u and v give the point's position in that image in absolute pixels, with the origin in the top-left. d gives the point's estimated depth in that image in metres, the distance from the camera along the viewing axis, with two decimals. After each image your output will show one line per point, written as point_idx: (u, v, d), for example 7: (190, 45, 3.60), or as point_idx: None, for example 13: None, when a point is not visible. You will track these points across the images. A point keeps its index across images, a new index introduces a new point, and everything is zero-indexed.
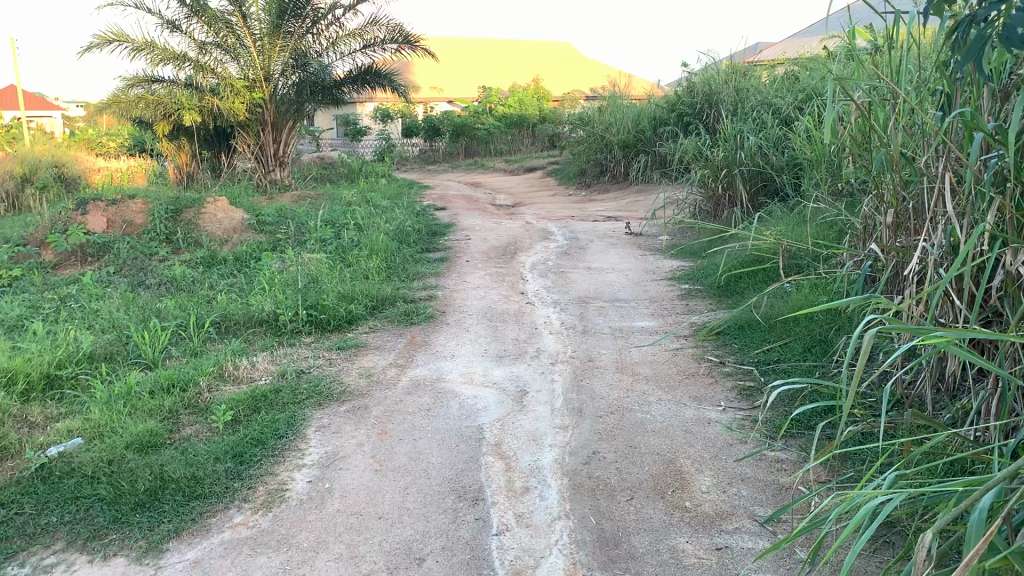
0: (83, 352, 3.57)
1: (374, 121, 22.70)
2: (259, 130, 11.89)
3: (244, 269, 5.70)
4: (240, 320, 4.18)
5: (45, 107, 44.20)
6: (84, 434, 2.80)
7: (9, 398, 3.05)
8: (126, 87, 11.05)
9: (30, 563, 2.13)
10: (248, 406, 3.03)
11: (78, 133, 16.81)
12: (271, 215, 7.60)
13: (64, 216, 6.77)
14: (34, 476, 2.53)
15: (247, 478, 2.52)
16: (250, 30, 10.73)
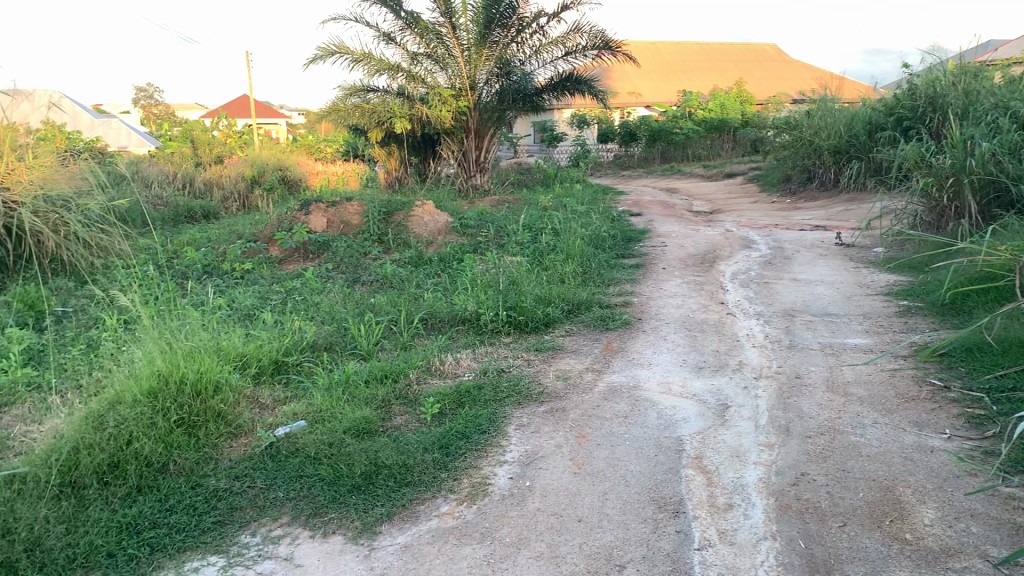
0: (307, 341, 3.86)
1: (571, 127, 22.95)
2: (463, 137, 12.36)
3: (448, 269, 5.94)
4: (444, 318, 4.37)
5: (271, 114, 48.24)
6: (307, 418, 3.03)
7: (244, 378, 3.36)
8: (344, 96, 11.89)
9: (260, 533, 2.33)
10: (453, 400, 3.16)
11: (301, 139, 18.24)
12: (474, 218, 7.88)
13: (290, 215, 7.36)
14: (265, 453, 2.77)
15: (453, 470, 2.62)
16: (459, 41, 11.19)
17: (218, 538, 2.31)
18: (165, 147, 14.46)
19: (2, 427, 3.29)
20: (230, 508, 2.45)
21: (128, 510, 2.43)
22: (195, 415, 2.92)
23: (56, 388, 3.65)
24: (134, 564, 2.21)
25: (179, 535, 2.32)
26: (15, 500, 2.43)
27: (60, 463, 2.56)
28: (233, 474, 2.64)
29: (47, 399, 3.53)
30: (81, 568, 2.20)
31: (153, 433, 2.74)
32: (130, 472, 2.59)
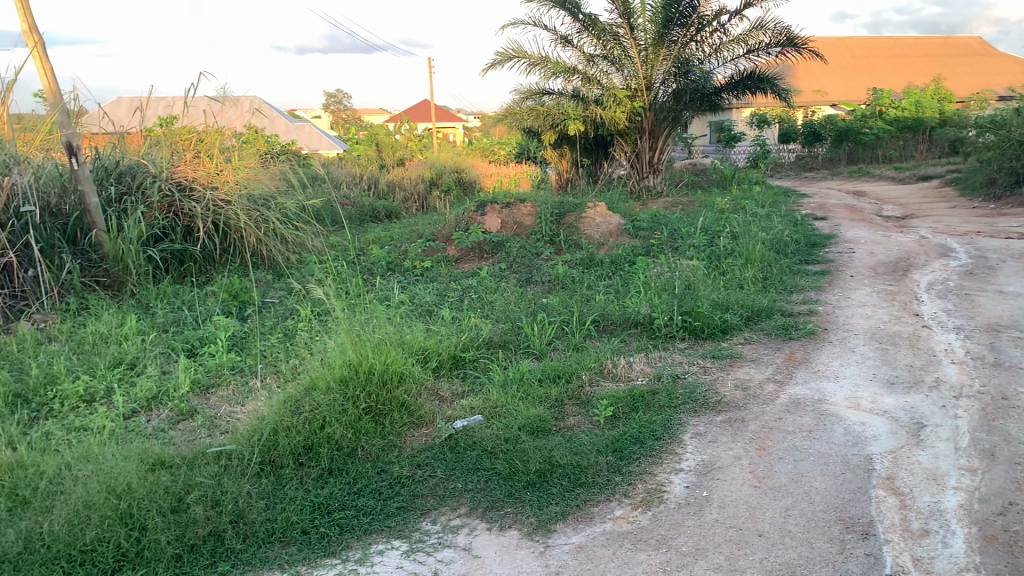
0: (483, 338, 3.96)
1: (750, 127, 22.23)
2: (637, 138, 12.28)
3: (620, 271, 5.91)
4: (616, 321, 4.36)
5: (451, 118, 49.82)
6: (483, 412, 3.11)
7: (425, 371, 3.50)
8: (520, 99, 12.13)
9: (439, 522, 2.42)
10: (627, 404, 3.14)
11: (477, 142, 18.74)
12: (648, 220, 7.80)
13: (467, 216, 7.60)
14: (445, 444, 2.87)
15: (628, 474, 2.61)
16: (636, 41, 11.14)
17: (401, 523, 2.42)
18: (353, 150, 15.29)
19: (210, 406, 3.60)
20: (412, 495, 2.56)
21: (320, 490, 2.59)
22: (381, 404, 3.07)
23: (256, 373, 3.95)
24: (325, 541, 2.35)
25: (366, 517, 2.45)
26: (223, 474, 2.66)
27: (262, 443, 2.78)
28: (415, 463, 2.75)
29: (248, 382, 3.84)
30: (278, 542, 2.38)
31: (343, 419, 2.91)
32: (322, 455, 2.77)
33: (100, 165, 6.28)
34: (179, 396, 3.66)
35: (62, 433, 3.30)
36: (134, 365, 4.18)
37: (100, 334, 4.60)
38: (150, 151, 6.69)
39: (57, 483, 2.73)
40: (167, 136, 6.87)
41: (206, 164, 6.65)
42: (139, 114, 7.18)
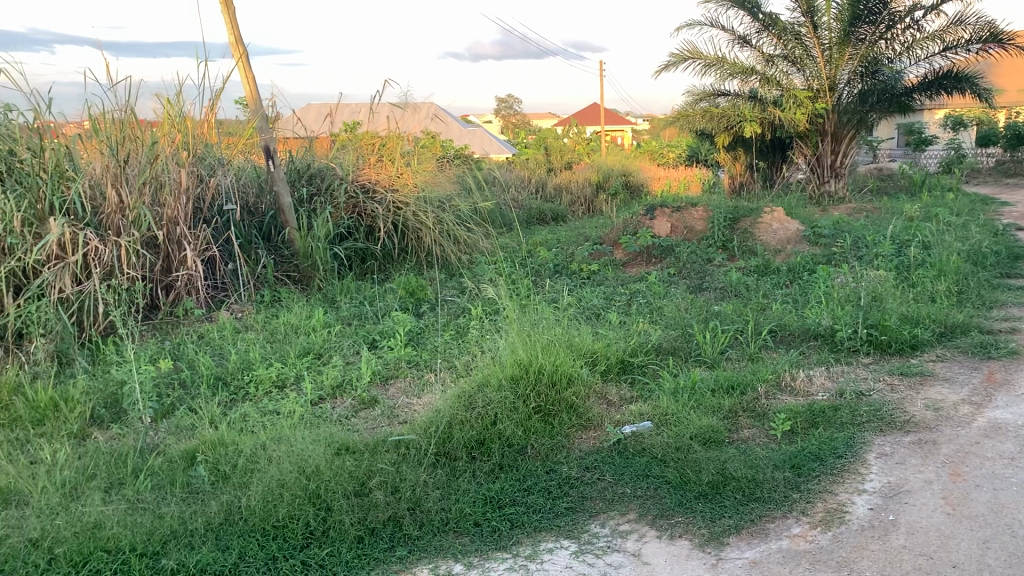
0: (653, 343, 3.92)
1: (943, 129, 20.73)
2: (818, 141, 11.79)
3: (798, 280, 5.68)
4: (794, 331, 4.19)
5: (621, 122, 49.59)
6: (653, 419, 3.09)
7: (594, 373, 3.51)
8: (693, 101, 11.94)
9: (608, 525, 2.42)
10: (806, 419, 3.02)
11: (647, 145, 18.57)
12: (829, 227, 7.45)
13: (636, 220, 7.58)
14: (613, 448, 2.87)
15: (806, 491, 2.51)
16: (820, 41, 10.66)
17: (570, 524, 2.44)
18: (523, 154, 15.57)
19: (388, 397, 3.78)
20: (581, 497, 2.58)
21: (491, 485, 2.67)
22: (551, 404, 3.11)
23: (431, 367, 4.10)
24: (496, 535, 2.41)
25: (536, 514, 2.49)
26: (401, 462, 2.79)
27: (438, 435, 2.91)
28: (584, 464, 2.77)
29: (424, 376, 4.00)
30: (452, 531, 2.46)
31: (514, 417, 2.98)
32: (494, 450, 2.86)
33: (293, 168, 6.76)
34: (361, 386, 3.86)
35: (257, 415, 3.58)
36: (319, 355, 4.45)
37: (290, 324, 4.93)
38: (336, 155, 7.08)
39: (254, 461, 2.97)
40: (352, 140, 7.26)
41: (388, 167, 6.96)
42: (329, 120, 7.63)
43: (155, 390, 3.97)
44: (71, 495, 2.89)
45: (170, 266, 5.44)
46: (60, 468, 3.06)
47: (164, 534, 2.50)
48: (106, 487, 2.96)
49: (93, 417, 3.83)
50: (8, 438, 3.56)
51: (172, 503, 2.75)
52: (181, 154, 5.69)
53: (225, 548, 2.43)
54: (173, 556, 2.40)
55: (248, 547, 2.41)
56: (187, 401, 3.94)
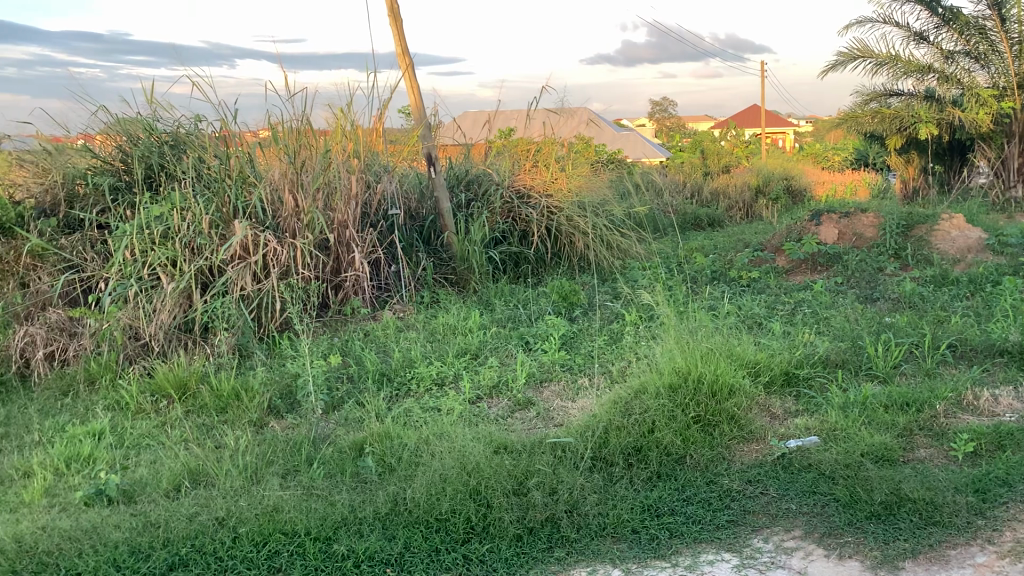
0: (819, 355, 3.76)
1: None
2: (1004, 142, 11.02)
3: (980, 292, 5.31)
4: (976, 347, 3.92)
5: (781, 123, 47.84)
6: (820, 434, 2.97)
7: (757, 385, 3.41)
8: (863, 102, 11.39)
9: (772, 541, 2.35)
10: (991, 440, 2.81)
11: (809, 149, 17.89)
12: (1015, 235, 6.91)
13: (800, 225, 7.31)
14: (777, 463, 2.78)
15: (992, 518, 2.34)
16: (1009, 35, 10.13)
17: (730, 537, 2.39)
18: (678, 158, 15.36)
19: (544, 399, 3.82)
20: (743, 510, 2.52)
21: (649, 493, 2.65)
22: (711, 414, 3.04)
23: (587, 371, 4.11)
24: (655, 542, 2.40)
25: (695, 525, 2.46)
26: (559, 464, 2.83)
27: (595, 439, 2.93)
28: (746, 477, 2.70)
29: (578, 380, 4.01)
30: (610, 536, 2.47)
31: (672, 425, 2.96)
32: (652, 458, 2.84)
33: (452, 174, 6.98)
34: (517, 387, 3.92)
35: (419, 411, 3.71)
36: (475, 355, 4.56)
37: (449, 325, 5.08)
38: (494, 161, 7.23)
39: (418, 456, 3.10)
40: (509, 146, 7.39)
41: (543, 172, 7.02)
42: (487, 127, 7.81)
43: (326, 383, 4.21)
44: (252, 478, 3.12)
45: (340, 267, 5.71)
46: (243, 453, 3.30)
47: (336, 521, 2.65)
48: (283, 473, 3.18)
49: (270, 407, 4.10)
50: (196, 425, 3.91)
51: (343, 491, 2.91)
52: (351, 161, 5.99)
53: (391, 538, 2.55)
54: (344, 542, 2.54)
55: (413, 537, 2.52)
56: (355, 395, 4.15)
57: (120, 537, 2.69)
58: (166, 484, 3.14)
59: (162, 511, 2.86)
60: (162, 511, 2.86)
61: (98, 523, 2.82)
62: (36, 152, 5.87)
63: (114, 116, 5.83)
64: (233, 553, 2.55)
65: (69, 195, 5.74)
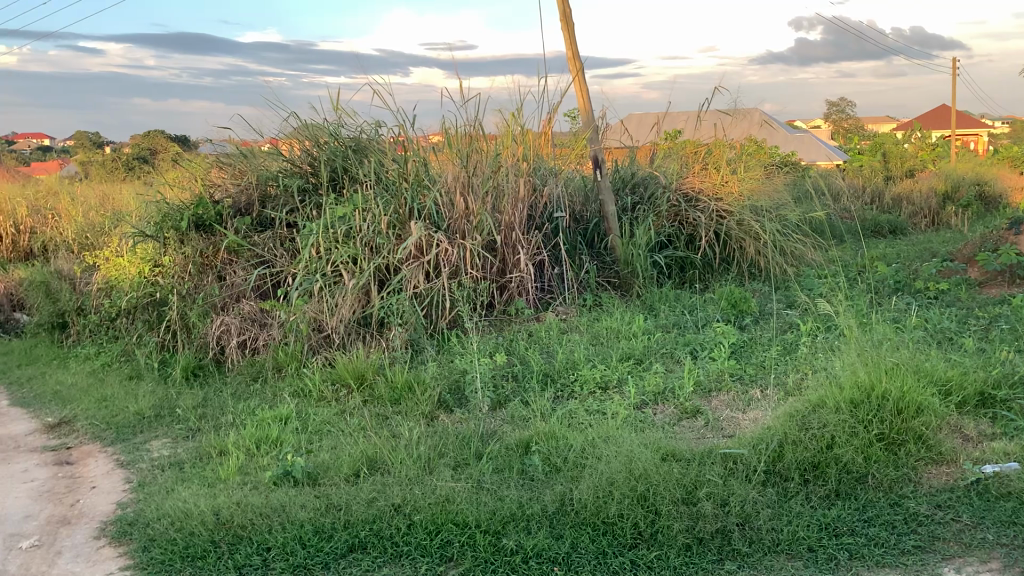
0: (1019, 375, 3.46)
1: None
2: None
3: None
4: None
5: (972, 124, 44.49)
6: (1020, 460, 2.76)
7: (948, 404, 3.18)
8: None
9: (964, 572, 2.24)
10: None
11: (1006, 150, 16.53)
12: None
13: (997, 234, 6.78)
14: (970, 488, 2.63)
15: None
16: None
17: (918, 563, 2.29)
18: (856, 161, 14.59)
19: (712, 409, 3.74)
20: (932, 536, 2.41)
21: (827, 511, 2.58)
22: (896, 432, 2.88)
23: (758, 382, 3.99)
24: (832, 563, 2.33)
25: (878, 548, 2.37)
26: (730, 476, 2.77)
27: (768, 452, 2.86)
28: (936, 501, 2.57)
29: (749, 391, 3.90)
30: (784, 553, 2.41)
31: (853, 443, 2.83)
32: (829, 476, 2.75)
33: (619, 176, 6.96)
34: (684, 394, 3.86)
35: (585, 414, 3.73)
36: (640, 361, 4.52)
37: (613, 329, 5.06)
38: (661, 163, 7.14)
39: (585, 458, 3.12)
40: (677, 148, 7.29)
41: (713, 176, 6.88)
42: (654, 129, 7.71)
43: (493, 381, 4.31)
44: (425, 468, 3.24)
45: (505, 268, 5.77)
46: (417, 443, 3.45)
47: (505, 515, 2.71)
48: (453, 465, 3.28)
49: (440, 402, 4.24)
50: (372, 415, 4.12)
51: (510, 487, 2.97)
52: (520, 164, 6.08)
53: (558, 537, 2.58)
54: (512, 537, 2.59)
55: (580, 539, 2.54)
56: (521, 394, 4.23)
57: (304, 516, 2.87)
58: (346, 469, 3.31)
59: (343, 495, 3.02)
60: (342, 494, 3.03)
61: (285, 502, 3.01)
62: (234, 155, 6.34)
63: (303, 122, 6.20)
64: (408, 540, 2.67)
65: (263, 196, 6.17)
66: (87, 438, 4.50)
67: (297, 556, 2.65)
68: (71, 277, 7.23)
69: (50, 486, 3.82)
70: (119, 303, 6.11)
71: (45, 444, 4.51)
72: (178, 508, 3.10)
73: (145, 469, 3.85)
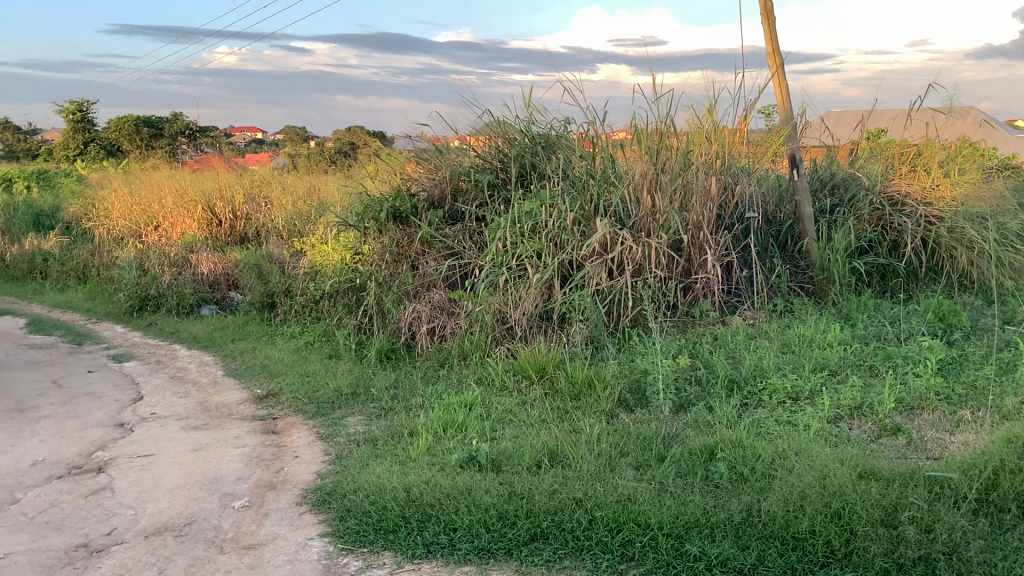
0: None
1: None
2: None
3: None
4: None
5: None
6: None
7: None
8: None
9: None
10: None
11: None
12: None
13: None
14: None
15: None
16: None
17: None
18: None
19: (915, 428, 3.50)
20: None
21: None
22: None
23: (968, 405, 3.69)
24: None
25: None
26: (935, 501, 2.59)
27: (982, 480, 2.65)
28: None
29: (958, 413, 3.61)
30: None
31: None
32: None
33: (817, 178, 6.64)
34: (884, 411, 3.63)
35: (773, 424, 3.60)
36: (834, 372, 4.30)
37: (805, 337, 4.84)
38: (864, 165, 6.75)
39: (774, 469, 3.01)
40: (882, 148, 6.86)
41: (922, 179, 6.42)
42: (857, 127, 7.27)
43: (675, 382, 4.23)
44: (607, 465, 3.24)
45: (691, 268, 5.61)
46: (599, 441, 3.46)
47: (688, 520, 2.67)
48: (635, 465, 3.26)
49: (620, 400, 4.22)
50: (552, 409, 4.18)
51: (694, 493, 2.92)
52: (712, 162, 5.91)
53: (744, 547, 2.52)
54: (696, 544, 2.55)
55: (767, 551, 2.47)
56: (705, 399, 4.14)
57: (489, 501, 2.95)
58: (529, 459, 3.37)
59: (526, 484, 3.07)
60: (525, 483, 3.08)
61: (471, 486, 3.11)
62: (429, 151, 6.58)
63: (495, 120, 6.35)
64: (590, 535, 2.68)
65: (455, 190, 6.39)
66: (291, 411, 4.85)
67: (482, 539, 2.73)
68: (281, 261, 7.80)
69: (259, 453, 4.14)
70: (323, 287, 6.55)
71: (255, 413, 4.91)
72: (373, 483, 3.29)
73: (341, 443, 4.09)
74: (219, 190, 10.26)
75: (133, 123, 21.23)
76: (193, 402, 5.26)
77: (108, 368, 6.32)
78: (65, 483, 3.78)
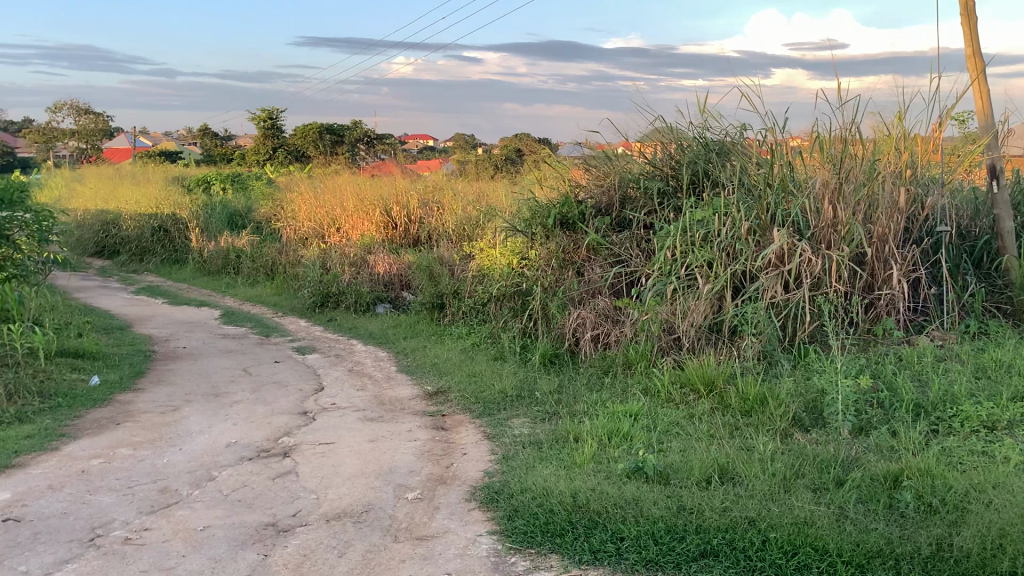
0: None
1: None
2: None
3: None
4: None
5: None
6: None
7: None
8: None
9: None
10: None
11: None
12: None
13: None
14: None
15: None
16: None
17: None
18: None
19: None
20: None
21: None
22: None
23: None
24: None
25: None
26: None
27: None
28: None
29: None
30: None
31: None
32: None
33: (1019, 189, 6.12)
34: None
35: (965, 454, 3.36)
36: None
37: (1003, 362, 4.47)
38: None
39: (968, 502, 2.81)
40: None
41: None
42: None
43: (855, 404, 4.02)
44: (782, 486, 3.13)
45: (874, 283, 5.31)
46: (773, 461, 3.34)
47: (871, 549, 2.53)
48: (812, 487, 3.13)
49: (795, 419, 4.06)
50: (722, 424, 4.07)
51: (878, 521, 2.77)
52: (901, 172, 5.57)
53: None
54: None
55: None
56: (887, 423, 3.91)
57: (657, 513, 2.92)
58: (697, 474, 3.30)
59: (696, 499, 3.02)
60: (695, 498, 3.03)
61: (639, 496, 3.09)
62: (598, 158, 6.58)
63: (668, 127, 6.27)
64: (763, 556, 2.60)
65: (623, 197, 6.35)
66: (459, 409, 5.00)
67: (650, 551, 2.71)
68: (451, 264, 8.05)
69: (430, 447, 4.30)
70: (490, 291, 6.71)
71: (425, 409, 5.09)
72: (540, 485, 3.33)
73: (508, 444, 4.18)
74: (395, 196, 10.74)
75: (318, 129, 22.57)
76: (369, 395, 5.53)
77: (292, 359, 6.74)
78: (255, 465, 4.07)
